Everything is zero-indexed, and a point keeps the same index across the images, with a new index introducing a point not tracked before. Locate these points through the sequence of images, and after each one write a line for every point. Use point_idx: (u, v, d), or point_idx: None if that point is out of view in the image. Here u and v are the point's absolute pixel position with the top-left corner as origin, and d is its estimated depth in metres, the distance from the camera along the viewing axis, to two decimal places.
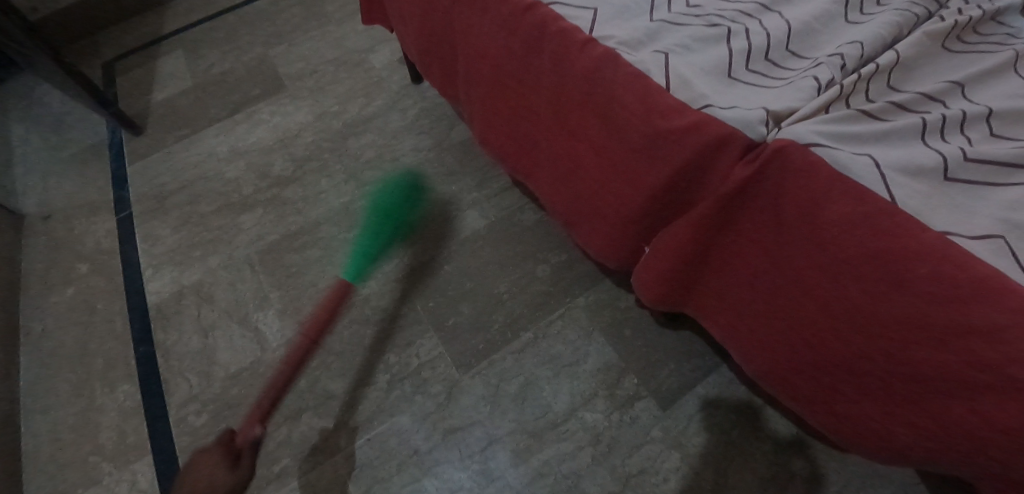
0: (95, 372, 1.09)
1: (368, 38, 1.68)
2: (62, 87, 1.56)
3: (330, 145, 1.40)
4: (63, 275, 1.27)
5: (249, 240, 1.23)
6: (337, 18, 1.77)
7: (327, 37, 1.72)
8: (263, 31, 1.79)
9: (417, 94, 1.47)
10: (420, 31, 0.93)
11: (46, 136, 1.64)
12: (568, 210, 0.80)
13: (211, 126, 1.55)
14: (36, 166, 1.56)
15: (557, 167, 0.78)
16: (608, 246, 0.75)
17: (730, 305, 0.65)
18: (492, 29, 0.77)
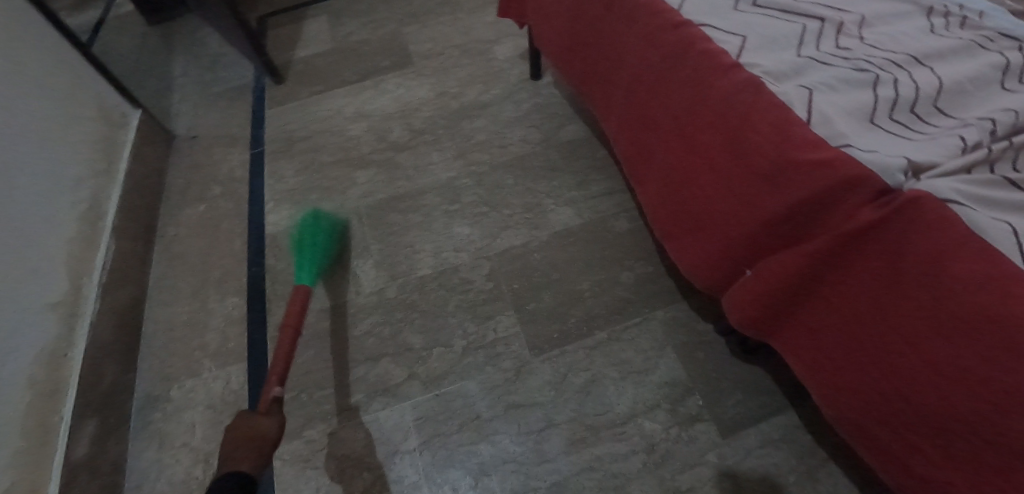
0: (212, 280, 1.21)
1: (495, 30, 1.76)
2: (225, 31, 1.75)
3: (446, 123, 1.49)
4: (198, 193, 1.44)
5: (360, 194, 1.33)
6: (470, 7, 1.87)
7: (458, 24, 1.81)
8: (401, 10, 1.93)
9: (532, 89, 1.53)
10: (566, 32, 0.99)
11: (202, 72, 1.84)
12: (669, 222, 0.81)
13: (341, 87, 1.69)
14: (191, 96, 1.76)
15: (664, 179, 0.79)
16: (704, 265, 0.75)
17: (816, 338, 0.66)
18: (637, 38, 0.81)
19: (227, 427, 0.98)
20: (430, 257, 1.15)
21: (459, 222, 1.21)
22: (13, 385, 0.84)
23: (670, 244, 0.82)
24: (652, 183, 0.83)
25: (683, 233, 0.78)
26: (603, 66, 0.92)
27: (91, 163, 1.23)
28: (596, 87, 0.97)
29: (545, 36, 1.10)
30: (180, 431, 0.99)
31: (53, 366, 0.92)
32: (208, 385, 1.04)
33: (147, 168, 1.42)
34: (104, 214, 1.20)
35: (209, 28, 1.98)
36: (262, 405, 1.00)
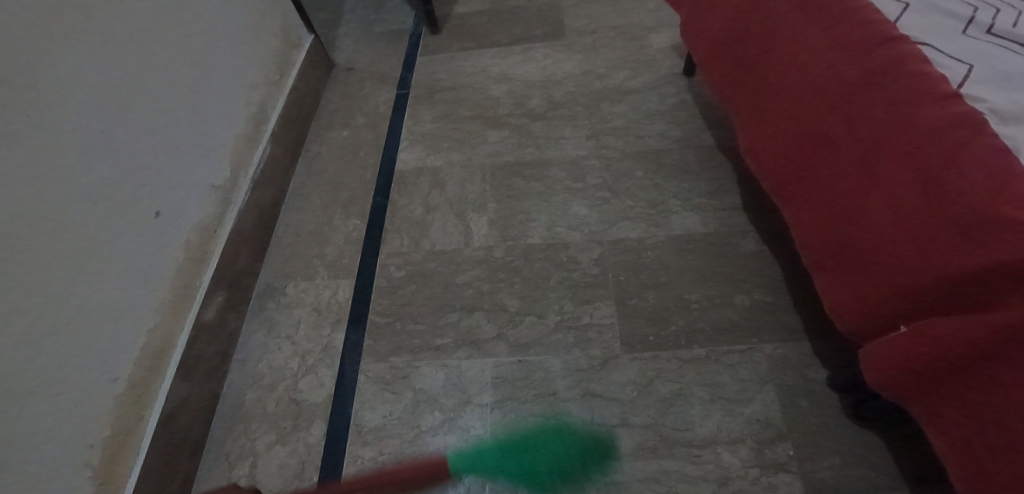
0: (341, 200, 1.26)
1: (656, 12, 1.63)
2: None
3: (589, 101, 1.38)
4: (344, 120, 1.46)
5: (488, 152, 1.29)
6: None
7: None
8: None
9: (682, 84, 1.41)
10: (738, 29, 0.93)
11: (368, 8, 1.87)
12: (821, 254, 0.74)
13: (492, 47, 1.60)
14: (354, 30, 1.79)
15: (823, 205, 0.73)
16: (852, 306, 0.68)
17: (954, 420, 0.57)
18: (824, 45, 0.75)
19: (326, 334, 1.05)
20: (542, 229, 1.13)
21: (579, 202, 1.17)
22: (170, 246, 0.95)
23: (820, 278, 0.76)
24: (807, 207, 0.76)
25: (837, 267, 0.71)
26: (768, 69, 0.84)
27: (266, 76, 1.30)
28: (742, 93, 0.91)
29: (696, 29, 1.04)
30: (287, 325, 1.08)
31: (203, 238, 1.03)
32: (318, 291, 1.11)
33: (309, 85, 1.48)
34: (267, 119, 1.28)
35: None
36: (360, 322, 1.06)
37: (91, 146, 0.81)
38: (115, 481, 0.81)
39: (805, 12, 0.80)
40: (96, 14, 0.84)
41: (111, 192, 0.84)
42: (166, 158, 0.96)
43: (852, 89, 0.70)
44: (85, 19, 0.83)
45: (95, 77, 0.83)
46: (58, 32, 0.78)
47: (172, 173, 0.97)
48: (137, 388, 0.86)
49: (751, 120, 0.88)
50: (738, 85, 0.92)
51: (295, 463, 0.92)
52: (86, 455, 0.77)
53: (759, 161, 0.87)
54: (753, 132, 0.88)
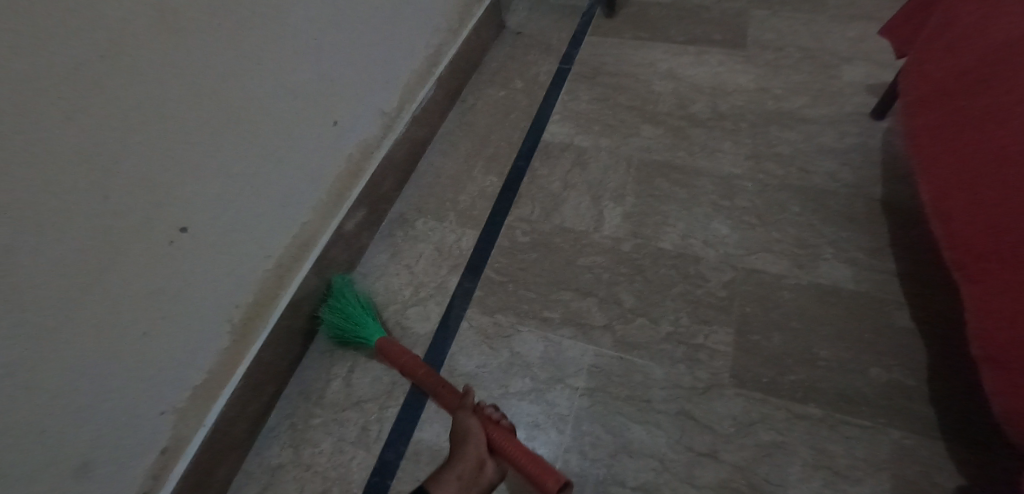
0: (484, 155, 1.27)
1: (860, 34, 1.44)
2: None
3: (758, 121, 1.26)
4: (503, 81, 1.43)
5: (640, 146, 1.23)
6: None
7: (817, 16, 1.49)
8: None
9: (867, 125, 1.25)
10: (973, 85, 0.83)
11: None
12: (999, 347, 0.66)
13: (667, 42, 1.46)
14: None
15: (1018, 295, 0.65)
16: (1021, 407, 0.61)
17: None
18: None
19: (442, 273, 1.09)
20: (676, 236, 1.08)
21: (721, 220, 1.10)
22: (337, 155, 1.03)
23: (990, 372, 0.67)
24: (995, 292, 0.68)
25: (1009, 363, 0.64)
26: (997, 132, 0.75)
27: (446, 21, 1.31)
28: (955, 152, 0.82)
29: (929, 73, 0.94)
30: (409, 255, 1.13)
31: (362, 155, 1.10)
32: (444, 232, 1.15)
33: (481, 39, 1.46)
34: (439, 62, 1.30)
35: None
36: (476, 272, 1.08)
37: (302, 49, 0.90)
38: (244, 345, 0.90)
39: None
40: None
41: (307, 92, 0.93)
42: (354, 74, 1.04)
43: None
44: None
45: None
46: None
47: (354, 89, 1.05)
48: (280, 270, 0.95)
49: (957, 185, 0.80)
50: (952, 144, 0.83)
51: (388, 382, 0.98)
52: (230, 314, 0.86)
53: (951, 231, 0.79)
54: (954, 198, 0.80)
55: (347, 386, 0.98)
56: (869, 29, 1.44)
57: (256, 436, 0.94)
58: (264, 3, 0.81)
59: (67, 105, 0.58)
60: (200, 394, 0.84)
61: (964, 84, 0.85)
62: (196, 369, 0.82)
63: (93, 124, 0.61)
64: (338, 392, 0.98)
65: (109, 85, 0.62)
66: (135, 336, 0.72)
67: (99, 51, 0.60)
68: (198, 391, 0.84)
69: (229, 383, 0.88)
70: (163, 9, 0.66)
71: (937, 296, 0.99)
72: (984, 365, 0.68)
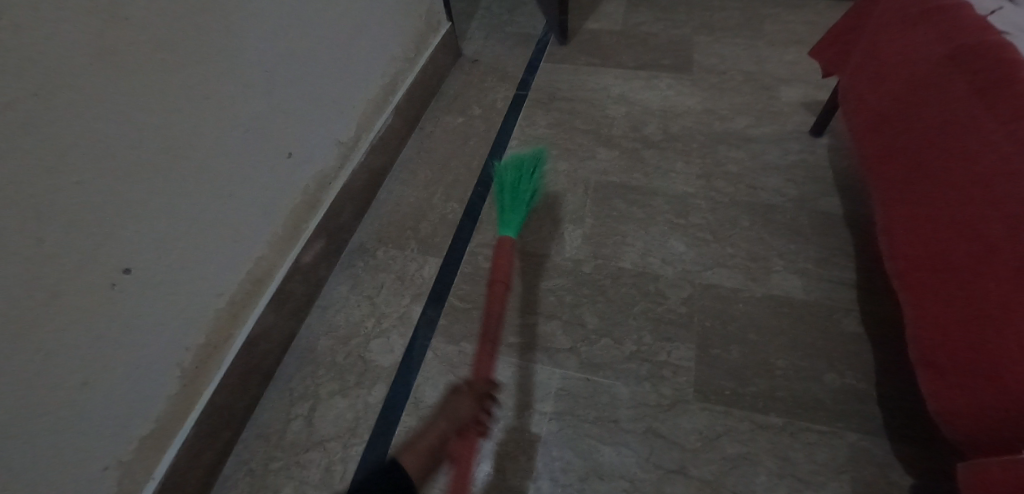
0: (444, 182, 1.27)
1: (796, 57, 1.53)
2: None
3: (708, 141, 1.31)
4: (460, 108, 1.44)
5: (596, 168, 1.26)
6: (782, 21, 1.64)
7: (756, 42, 1.57)
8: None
9: (808, 142, 1.32)
10: (899, 105, 0.89)
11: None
12: (937, 352, 0.70)
13: (618, 68, 1.51)
14: (483, 20, 1.71)
15: (951, 303, 0.69)
16: (959, 410, 0.65)
17: None
18: (988, 135, 0.71)
19: (405, 302, 1.08)
20: (635, 255, 1.10)
21: (677, 237, 1.13)
22: (292, 188, 1.01)
23: (928, 375, 0.71)
24: (932, 300, 0.72)
25: (951, 369, 0.67)
26: (926, 150, 0.80)
27: (402, 51, 1.32)
28: (890, 169, 0.87)
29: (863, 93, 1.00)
30: (370, 285, 1.11)
31: (318, 186, 1.09)
32: (405, 261, 1.14)
33: (437, 68, 1.48)
34: (395, 91, 1.31)
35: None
36: (439, 300, 1.07)
37: (253, 83, 0.90)
38: (196, 389, 0.86)
39: (978, 97, 0.75)
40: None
41: (258, 126, 0.92)
42: (308, 106, 1.03)
43: (1005, 184, 0.65)
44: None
45: (271, 21, 0.91)
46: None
47: (308, 121, 1.04)
48: (234, 307, 0.91)
49: (896, 199, 0.84)
50: (887, 161, 0.88)
51: (351, 418, 0.95)
52: (180, 357, 0.83)
53: (892, 243, 0.83)
54: (894, 212, 0.84)
55: (308, 425, 0.94)
56: (804, 53, 1.54)
57: (212, 484, 0.89)
58: (212, 38, 0.80)
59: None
60: (147, 445, 0.79)
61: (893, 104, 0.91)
62: (142, 418, 0.78)
63: (26, 164, 0.58)
64: (299, 432, 0.94)
65: (42, 124, 0.59)
66: (74, 387, 0.68)
67: (32, 88, 0.58)
68: (145, 441, 0.79)
69: (179, 432, 0.84)
70: (103, 44, 0.64)
71: (881, 302, 1.04)
72: (926, 370, 0.72)
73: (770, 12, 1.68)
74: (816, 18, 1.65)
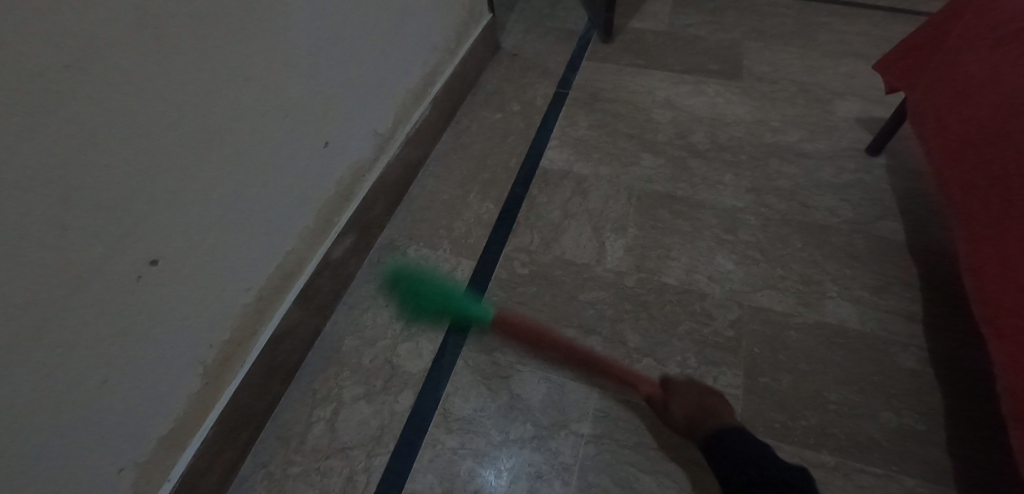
0: (480, 180, 1.21)
1: (852, 70, 1.46)
2: None
3: (758, 153, 1.24)
4: (499, 103, 1.38)
5: (640, 175, 1.19)
6: (836, 31, 1.57)
7: (809, 51, 1.50)
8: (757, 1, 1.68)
9: (864, 160, 1.25)
10: (989, 134, 0.84)
11: None
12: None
13: (664, 70, 1.44)
14: (524, 13, 1.64)
15: None
16: None
17: None
18: None
19: (436, 306, 1.02)
20: (681, 271, 1.04)
21: (725, 254, 1.07)
22: (327, 179, 0.97)
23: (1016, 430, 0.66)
24: (1022, 348, 0.67)
25: None
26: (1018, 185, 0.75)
27: (443, 41, 1.26)
28: (980, 203, 0.82)
29: (942, 115, 0.95)
30: (400, 285, 1.06)
31: (353, 178, 1.03)
32: (438, 262, 1.09)
33: (477, 59, 1.41)
34: (434, 83, 1.25)
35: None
36: (472, 306, 1.02)
37: (295, 67, 0.85)
38: (218, 387, 0.81)
39: None
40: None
41: (299, 112, 0.87)
42: (347, 92, 0.98)
43: None
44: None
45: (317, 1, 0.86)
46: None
47: (347, 109, 0.99)
48: (262, 303, 0.87)
49: (986, 238, 0.79)
50: (977, 194, 0.83)
51: (377, 425, 0.90)
52: (205, 354, 0.78)
53: (980, 285, 0.78)
54: (982, 252, 0.79)
55: (331, 430, 0.90)
56: (860, 66, 1.46)
57: (228, 487, 0.85)
58: (255, 16, 0.75)
59: (26, 117, 0.51)
60: (167, 444, 0.75)
61: (980, 131, 0.86)
62: (163, 416, 0.73)
63: (57, 141, 0.53)
64: (321, 437, 0.89)
65: (76, 98, 0.54)
66: (94, 385, 0.63)
67: (69, 58, 0.53)
68: (165, 441, 0.75)
69: (199, 430, 0.79)
70: (144, 16, 0.59)
71: (941, 338, 0.98)
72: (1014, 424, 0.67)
73: (824, 20, 1.60)
74: (873, 29, 1.57)
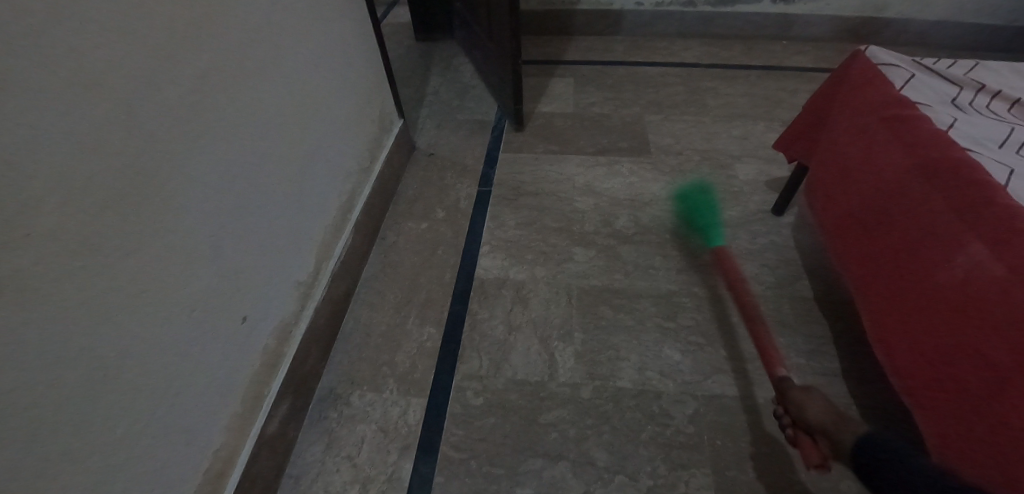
0: (416, 302, 1.17)
1: (745, 133, 1.57)
2: (488, 58, 1.58)
3: (680, 230, 1.29)
4: (422, 210, 1.34)
5: (575, 272, 1.20)
6: (721, 95, 1.71)
7: (703, 118, 1.61)
8: (650, 70, 1.79)
9: (773, 222, 1.33)
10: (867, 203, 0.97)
11: (447, 80, 1.71)
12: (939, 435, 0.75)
13: (578, 154, 1.48)
14: (432, 106, 1.62)
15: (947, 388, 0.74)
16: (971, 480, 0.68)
17: None
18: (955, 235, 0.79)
19: (392, 459, 0.95)
20: (633, 371, 1.05)
21: (671, 344, 1.09)
22: (250, 354, 0.89)
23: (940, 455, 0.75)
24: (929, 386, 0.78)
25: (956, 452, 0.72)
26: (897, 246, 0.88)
27: (358, 163, 1.22)
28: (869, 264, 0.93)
29: (834, 189, 1.06)
30: (349, 442, 0.98)
31: (280, 340, 0.96)
32: (386, 407, 1.02)
33: (393, 168, 1.37)
34: (354, 208, 1.20)
35: (460, 51, 1.81)
36: (430, 451, 0.96)
37: (201, 251, 0.79)
38: None
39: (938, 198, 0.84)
40: (230, 110, 0.83)
41: (214, 293, 0.82)
42: (265, 255, 0.92)
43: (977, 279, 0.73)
44: (217, 118, 0.81)
45: (218, 176, 0.82)
46: (191, 135, 0.76)
47: (265, 273, 0.92)
48: None
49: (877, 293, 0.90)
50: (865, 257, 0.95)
51: None
52: None
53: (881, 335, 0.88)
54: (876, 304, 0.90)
55: None
56: (749, 128, 1.59)
57: None
58: (145, 222, 0.70)
59: None
60: None
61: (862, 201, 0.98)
62: None
63: None
64: None
65: None
66: None
67: None
68: None
69: None
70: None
71: (867, 387, 1.03)
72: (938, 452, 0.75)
73: (710, 84, 1.74)
74: (753, 89, 1.73)
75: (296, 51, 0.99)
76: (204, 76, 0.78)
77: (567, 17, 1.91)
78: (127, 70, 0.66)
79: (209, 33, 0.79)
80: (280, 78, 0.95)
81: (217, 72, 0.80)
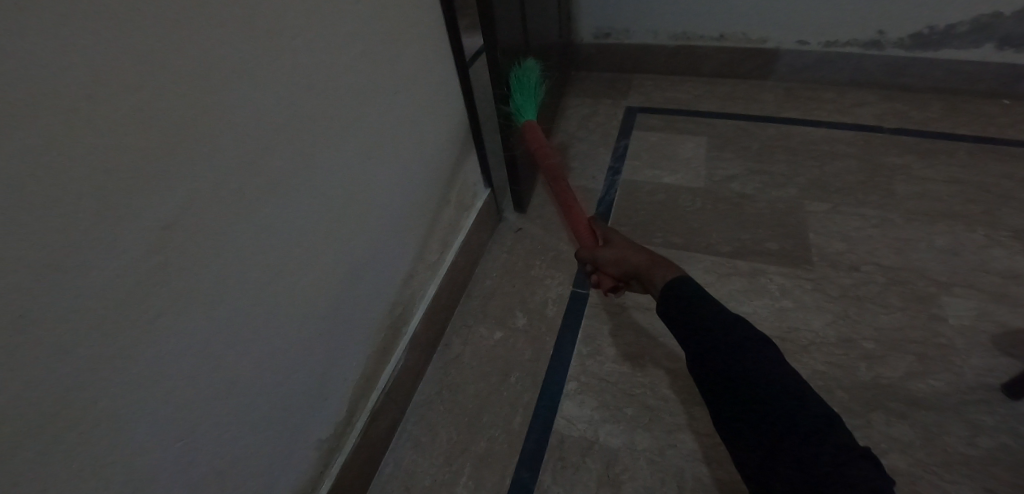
0: (473, 453, 0.88)
1: (954, 244, 1.12)
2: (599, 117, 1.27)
3: (852, 402, 0.91)
4: (499, 311, 1.07)
5: (691, 447, 0.86)
6: (917, 179, 1.26)
7: (889, 215, 1.18)
8: (812, 138, 1.39)
9: (1003, 408, 0.89)
10: None
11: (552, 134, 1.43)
12: None
13: (708, 255, 1.13)
14: None
15: None
16: None
17: None
18: None
19: None
20: None
21: None
22: None
23: None
24: None
25: None
26: None
27: (423, 257, 0.97)
28: None
29: None
30: None
31: None
32: None
33: (471, 253, 1.11)
34: (411, 317, 0.95)
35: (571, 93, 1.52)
36: None
37: (157, 474, 0.54)
38: None
39: None
40: (217, 259, 0.56)
41: None
42: (270, 426, 0.67)
43: None
44: (193, 275, 0.53)
45: (188, 362, 0.55)
46: (143, 314, 0.49)
47: (266, 451, 0.67)
48: None
49: None
50: None
51: None
52: None
53: None
54: None
55: None
56: (960, 236, 1.13)
57: None
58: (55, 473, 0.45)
59: None
60: None
61: None
62: None
63: None
64: None
65: None
66: None
67: None
68: None
69: None
70: None
71: None
72: None
73: (898, 161, 1.31)
74: (964, 173, 1.27)
75: (348, 138, 0.73)
76: (174, 221, 0.51)
77: (701, 55, 1.62)
78: (30, 249, 0.41)
79: (191, 154, 0.51)
80: (309, 185, 0.67)
81: (197, 209, 0.53)
